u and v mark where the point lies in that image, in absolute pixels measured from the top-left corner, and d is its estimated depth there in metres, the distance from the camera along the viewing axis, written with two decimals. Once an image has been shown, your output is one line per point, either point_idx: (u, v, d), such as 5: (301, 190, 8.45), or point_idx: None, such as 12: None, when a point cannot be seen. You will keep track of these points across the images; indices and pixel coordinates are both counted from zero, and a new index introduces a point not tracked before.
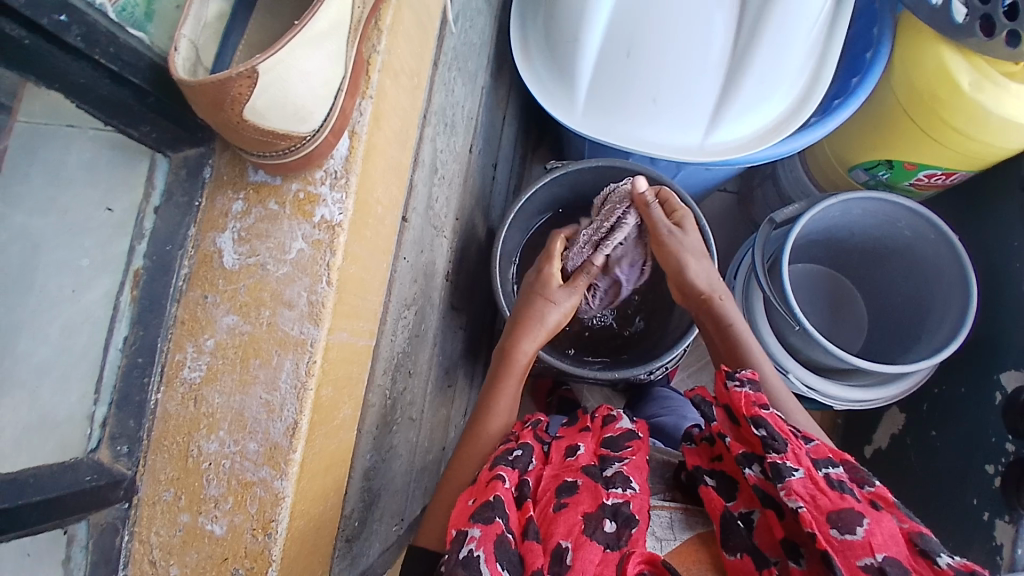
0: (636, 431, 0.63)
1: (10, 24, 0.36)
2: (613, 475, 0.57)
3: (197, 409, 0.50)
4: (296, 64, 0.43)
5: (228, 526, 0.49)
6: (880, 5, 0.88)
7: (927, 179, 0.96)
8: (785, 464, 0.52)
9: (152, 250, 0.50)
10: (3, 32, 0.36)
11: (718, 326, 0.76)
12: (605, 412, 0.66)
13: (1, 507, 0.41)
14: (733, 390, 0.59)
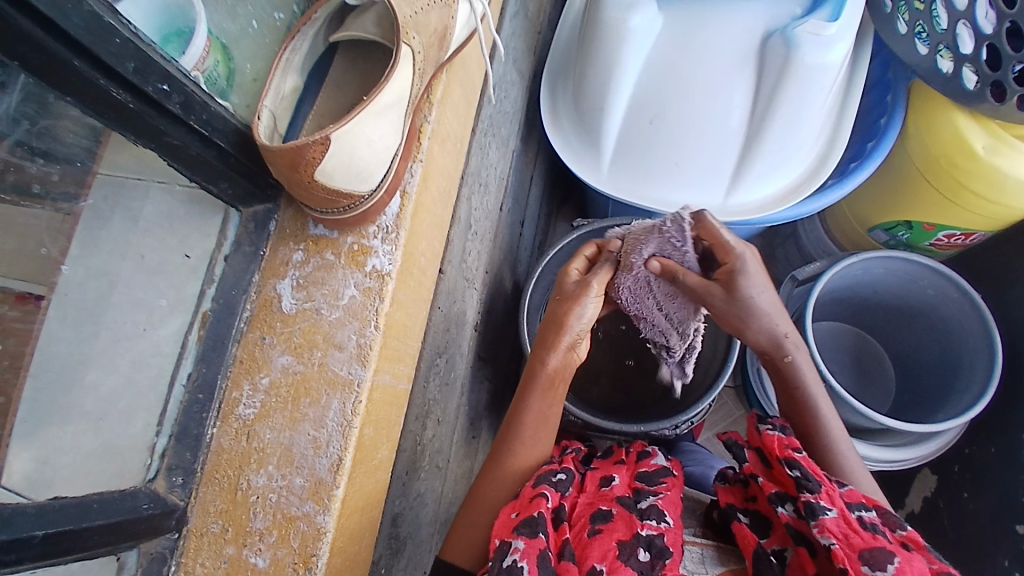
0: (670, 469, 0.66)
1: (118, 87, 0.42)
2: (648, 507, 0.59)
3: (249, 443, 0.53)
4: (361, 132, 0.49)
5: (270, 559, 0.52)
6: (894, 74, 0.93)
7: (947, 239, 0.98)
8: (818, 503, 0.53)
9: (221, 294, 0.54)
10: (110, 94, 0.41)
11: (784, 385, 0.71)
12: (640, 449, 0.69)
13: (67, 529, 0.44)
14: (767, 433, 0.60)
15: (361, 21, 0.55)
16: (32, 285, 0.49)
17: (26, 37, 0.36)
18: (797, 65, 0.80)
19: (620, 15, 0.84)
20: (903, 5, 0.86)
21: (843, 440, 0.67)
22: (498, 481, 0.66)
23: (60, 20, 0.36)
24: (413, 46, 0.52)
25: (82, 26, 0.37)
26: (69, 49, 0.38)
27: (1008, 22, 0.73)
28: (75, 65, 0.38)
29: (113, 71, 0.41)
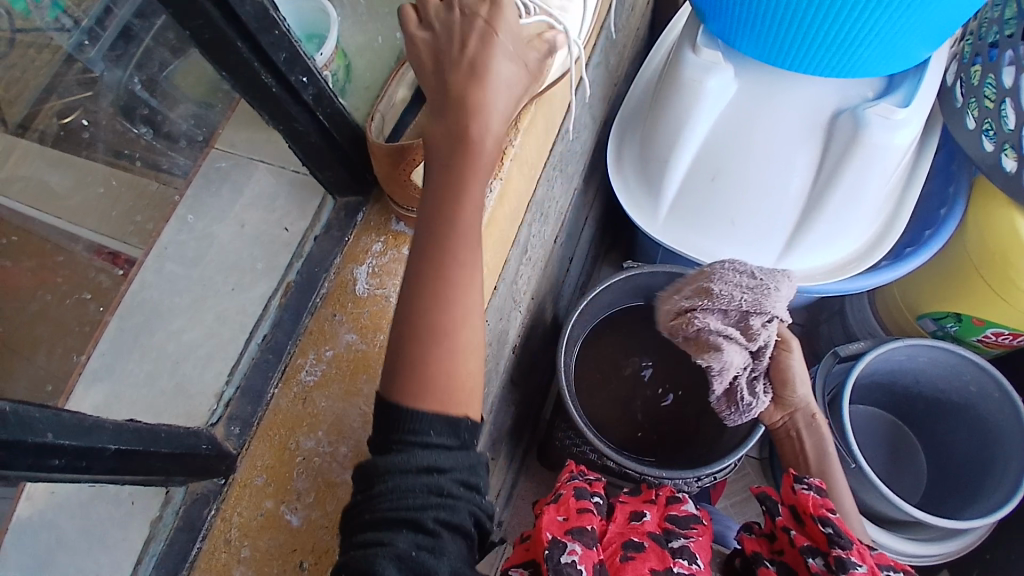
0: (699, 516, 0.68)
1: (268, 73, 0.48)
2: (680, 547, 0.63)
3: (304, 408, 0.57)
4: None
5: (304, 519, 0.55)
6: (958, 167, 0.96)
7: (994, 336, 0.98)
8: (850, 559, 0.55)
9: (305, 269, 0.60)
10: (261, 77, 0.48)
11: (816, 445, 0.78)
12: (670, 492, 0.71)
13: (138, 449, 0.47)
14: (802, 491, 0.61)
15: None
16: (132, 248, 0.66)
17: (205, 16, 0.42)
18: (863, 145, 0.83)
19: (698, 77, 0.87)
20: (973, 102, 0.89)
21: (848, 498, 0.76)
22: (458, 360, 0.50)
23: (237, 6, 0.43)
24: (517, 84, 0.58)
25: (254, 16, 0.44)
26: (237, 32, 0.45)
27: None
28: (240, 47, 0.45)
29: (267, 58, 0.47)
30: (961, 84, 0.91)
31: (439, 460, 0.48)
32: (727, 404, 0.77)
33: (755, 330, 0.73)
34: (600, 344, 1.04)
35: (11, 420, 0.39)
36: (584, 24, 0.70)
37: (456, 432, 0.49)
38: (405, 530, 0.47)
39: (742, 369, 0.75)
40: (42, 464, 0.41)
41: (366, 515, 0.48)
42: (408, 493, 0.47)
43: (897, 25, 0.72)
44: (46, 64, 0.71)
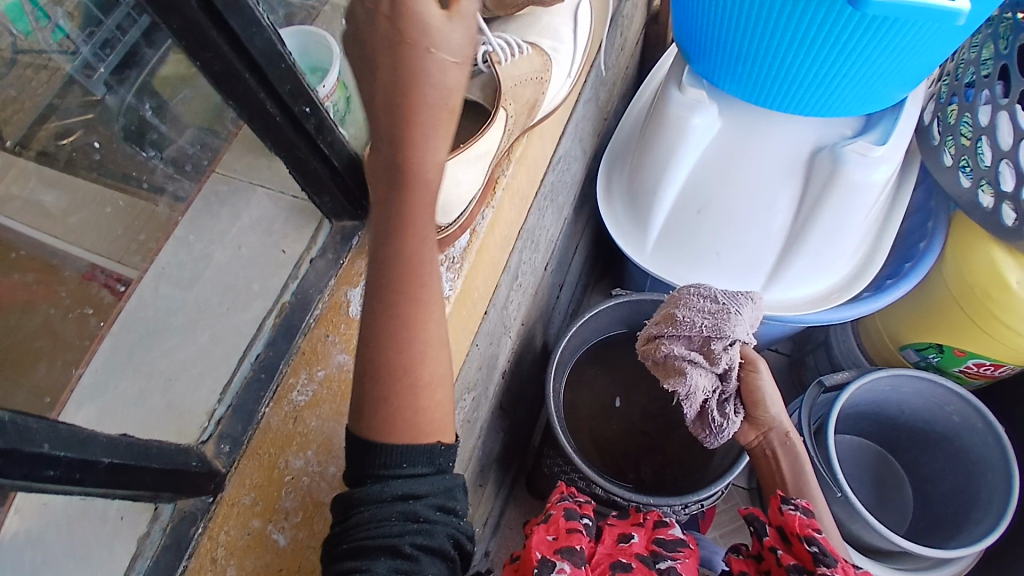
0: (686, 539, 0.69)
1: (273, 103, 0.51)
2: (667, 568, 0.63)
3: (295, 427, 0.59)
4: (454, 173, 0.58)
5: (289, 539, 0.58)
6: (936, 203, 0.99)
7: (976, 367, 1.00)
8: None
9: (300, 290, 0.62)
10: (266, 106, 0.51)
11: (793, 464, 0.74)
12: (657, 517, 0.71)
13: (129, 464, 0.48)
14: (788, 512, 0.63)
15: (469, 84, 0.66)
16: (128, 270, 0.65)
17: (216, 48, 0.45)
18: (842, 180, 0.86)
19: (684, 113, 0.91)
20: (949, 140, 0.93)
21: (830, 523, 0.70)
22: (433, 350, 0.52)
23: (246, 40, 0.45)
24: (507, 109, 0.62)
25: (261, 50, 0.46)
26: (245, 63, 0.47)
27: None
28: (246, 77, 0.48)
29: (272, 89, 0.50)
30: (938, 123, 0.96)
31: (413, 486, 0.51)
32: (703, 427, 0.78)
33: (716, 354, 0.74)
34: (589, 371, 1.05)
35: (9, 429, 0.40)
36: (575, 63, 0.74)
37: (432, 460, 0.52)
38: (384, 557, 0.48)
39: (713, 391, 0.76)
40: (36, 476, 0.42)
41: (345, 546, 0.50)
42: (385, 520, 0.49)
43: (874, 67, 0.76)
44: (42, 85, 0.70)
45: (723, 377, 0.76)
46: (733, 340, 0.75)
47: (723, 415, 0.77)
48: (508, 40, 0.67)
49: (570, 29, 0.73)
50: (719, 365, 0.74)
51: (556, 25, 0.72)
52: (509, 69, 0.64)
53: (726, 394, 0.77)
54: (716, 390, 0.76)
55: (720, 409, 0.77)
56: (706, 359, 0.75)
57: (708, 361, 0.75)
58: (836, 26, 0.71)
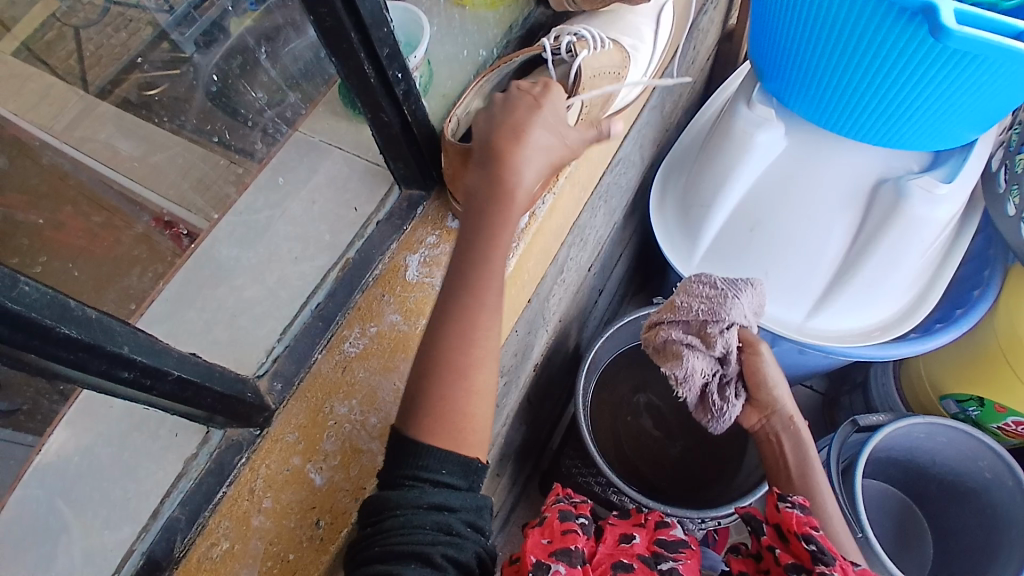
0: (688, 541, 0.69)
1: (370, 65, 0.55)
2: (669, 569, 0.63)
3: (343, 376, 0.61)
4: None
5: (326, 479, 0.59)
6: (994, 252, 0.97)
7: (1014, 426, 0.98)
8: None
9: (364, 249, 0.65)
10: (363, 67, 0.54)
11: (796, 447, 0.75)
12: (659, 518, 0.71)
13: (196, 380, 0.52)
14: (784, 509, 0.62)
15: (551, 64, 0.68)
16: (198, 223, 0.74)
17: (331, 7, 0.49)
18: (903, 215, 0.86)
19: (748, 130, 0.92)
20: (1015, 189, 0.90)
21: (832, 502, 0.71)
22: (477, 323, 0.53)
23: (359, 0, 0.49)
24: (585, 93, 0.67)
25: (369, 11, 0.50)
26: (352, 22, 0.51)
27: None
28: (351, 36, 0.52)
29: (372, 50, 0.53)
30: (1006, 170, 0.92)
31: (449, 498, 0.52)
32: (703, 412, 0.78)
33: (712, 337, 0.74)
34: (619, 376, 1.06)
35: (96, 325, 0.42)
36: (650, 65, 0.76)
37: (466, 473, 0.53)
38: (413, 564, 0.49)
39: (713, 376, 0.76)
40: (115, 374, 0.45)
41: (377, 548, 0.50)
42: (418, 528, 0.50)
43: (950, 104, 0.75)
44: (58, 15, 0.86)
45: (723, 360, 0.76)
46: (728, 325, 0.75)
47: (723, 400, 0.77)
48: (593, 33, 0.69)
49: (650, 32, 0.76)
50: (717, 347, 0.74)
51: (636, 28, 0.75)
52: (591, 59, 0.67)
53: (724, 382, 0.77)
54: (717, 373, 0.76)
55: (722, 394, 0.77)
56: (704, 344, 0.75)
57: (706, 345, 0.75)
58: (916, 56, 0.71)
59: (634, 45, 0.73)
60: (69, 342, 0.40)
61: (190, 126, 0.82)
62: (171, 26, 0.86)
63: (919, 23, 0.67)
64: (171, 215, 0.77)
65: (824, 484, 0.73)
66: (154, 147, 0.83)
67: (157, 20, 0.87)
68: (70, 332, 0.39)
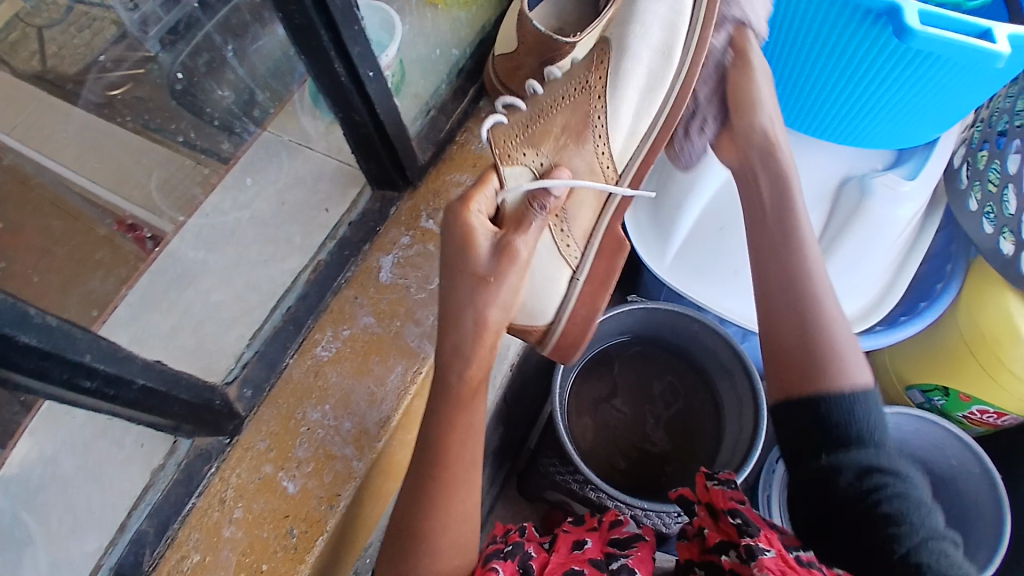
0: (640, 536, 0.69)
1: (340, 64, 0.54)
2: (619, 566, 0.64)
3: (315, 380, 0.60)
4: (542, 290, 0.58)
5: (299, 487, 0.57)
6: (955, 247, 0.99)
7: (979, 415, 1.01)
8: (756, 545, 0.50)
9: (335, 251, 0.65)
10: (333, 65, 0.53)
11: (759, 234, 0.64)
12: (612, 517, 0.72)
13: (161, 386, 0.50)
14: (712, 487, 0.57)
15: (524, 54, 0.67)
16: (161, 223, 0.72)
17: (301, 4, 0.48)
18: (867, 212, 0.86)
19: None
20: (977, 185, 0.92)
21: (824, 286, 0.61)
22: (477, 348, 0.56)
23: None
24: (523, 164, 0.54)
25: (341, 8, 0.49)
26: (322, 21, 0.50)
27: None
28: (322, 34, 0.51)
29: (343, 49, 0.52)
30: (968, 167, 0.95)
31: None
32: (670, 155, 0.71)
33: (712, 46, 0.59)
34: (598, 373, 1.06)
35: (56, 331, 0.40)
36: (677, 78, 0.57)
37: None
38: None
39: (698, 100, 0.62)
40: (76, 383, 0.43)
41: None
42: None
43: (913, 102, 0.77)
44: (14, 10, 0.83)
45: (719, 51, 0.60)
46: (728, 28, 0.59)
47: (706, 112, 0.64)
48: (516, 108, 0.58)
49: (660, 32, 0.56)
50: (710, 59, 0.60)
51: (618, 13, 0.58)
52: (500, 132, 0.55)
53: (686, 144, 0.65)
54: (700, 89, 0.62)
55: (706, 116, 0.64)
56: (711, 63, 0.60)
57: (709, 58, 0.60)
58: (881, 51, 0.72)
59: (618, 72, 0.56)
60: (30, 351, 0.38)
61: (156, 126, 0.80)
62: (134, 23, 0.81)
63: (883, 24, 0.69)
64: (134, 219, 0.72)
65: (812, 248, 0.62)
66: (116, 146, 0.80)
67: (118, 17, 0.81)
68: (31, 339, 0.38)
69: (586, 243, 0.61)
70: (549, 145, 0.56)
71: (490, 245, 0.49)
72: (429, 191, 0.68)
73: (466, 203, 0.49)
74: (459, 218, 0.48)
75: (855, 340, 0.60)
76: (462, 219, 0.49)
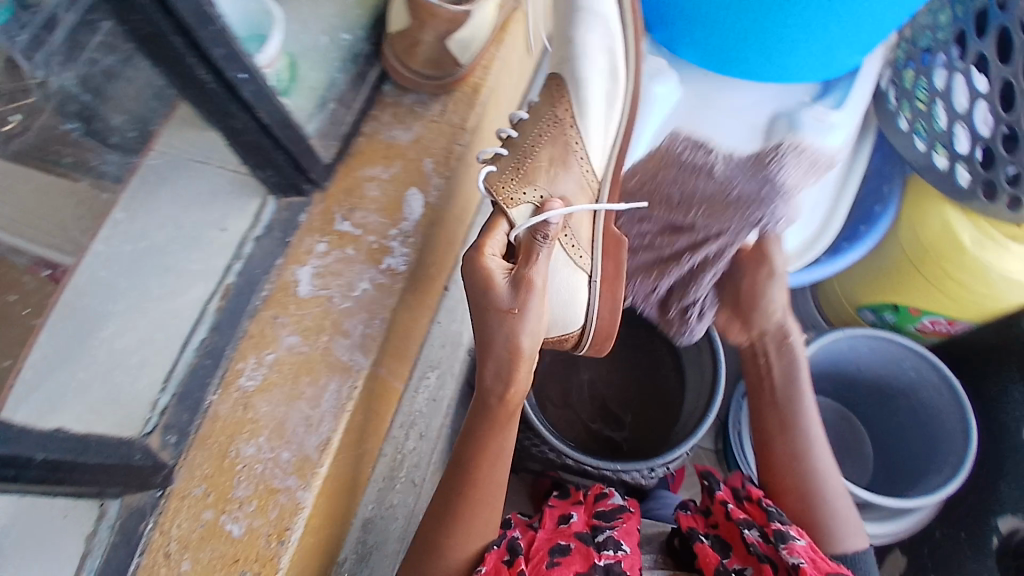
0: (626, 507, 0.68)
1: (203, 70, 0.47)
2: (605, 539, 0.62)
3: (244, 414, 0.56)
4: (568, 298, 0.65)
5: (246, 528, 0.53)
6: (891, 167, 0.98)
7: (931, 325, 1.01)
8: (789, 531, 0.61)
9: (244, 271, 0.58)
10: (195, 73, 0.47)
11: (784, 428, 0.76)
12: (598, 490, 0.71)
13: (62, 458, 0.45)
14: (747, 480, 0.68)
15: (418, 28, 0.62)
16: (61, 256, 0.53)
17: (142, 10, 0.41)
18: (801, 146, 0.85)
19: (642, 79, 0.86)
20: (906, 104, 0.91)
21: (829, 477, 0.73)
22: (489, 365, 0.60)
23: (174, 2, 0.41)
24: (524, 203, 0.62)
25: (191, 11, 0.43)
26: (172, 27, 0.43)
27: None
28: (174, 41, 0.44)
29: (204, 54, 0.46)
30: (894, 88, 0.93)
31: None
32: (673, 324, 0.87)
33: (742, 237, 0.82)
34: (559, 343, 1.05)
35: None
36: (627, 92, 0.70)
37: None
38: None
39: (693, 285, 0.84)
40: None
41: None
42: None
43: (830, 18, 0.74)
44: None
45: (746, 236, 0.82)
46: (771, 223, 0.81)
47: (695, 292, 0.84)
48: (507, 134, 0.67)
49: (604, 61, 0.68)
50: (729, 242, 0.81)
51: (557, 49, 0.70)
52: (492, 176, 0.63)
53: (696, 281, 0.83)
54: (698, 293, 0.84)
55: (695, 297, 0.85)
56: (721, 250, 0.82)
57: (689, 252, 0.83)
58: None
59: (581, 106, 0.67)
60: None
61: None
62: None
63: None
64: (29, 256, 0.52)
65: (810, 403, 0.78)
66: None
67: None
68: None
69: (592, 249, 0.68)
70: (541, 177, 0.64)
71: (503, 279, 0.57)
72: (340, 190, 0.63)
73: (479, 249, 0.57)
74: (477, 265, 0.56)
75: (855, 513, 0.72)
76: (479, 264, 0.57)
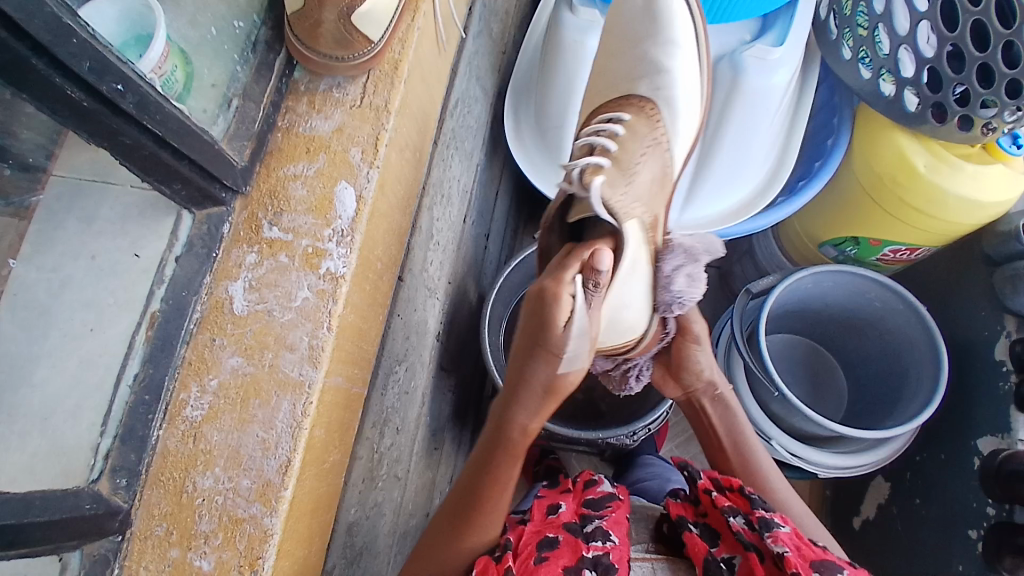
0: (615, 495, 0.66)
1: (73, 87, 0.43)
2: (593, 529, 0.60)
3: (196, 446, 0.53)
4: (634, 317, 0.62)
5: (215, 562, 0.51)
6: (839, 99, 0.96)
7: (892, 254, 1.00)
8: (773, 519, 0.59)
9: (170, 295, 0.55)
10: (66, 93, 0.43)
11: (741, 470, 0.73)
12: (587, 477, 0.69)
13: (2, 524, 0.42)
14: None
15: (317, 6, 0.59)
16: None
17: None
18: (744, 89, 0.84)
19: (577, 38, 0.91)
20: (847, 33, 0.89)
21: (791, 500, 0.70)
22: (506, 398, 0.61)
23: (25, 21, 0.38)
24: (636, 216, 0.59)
25: (44, 28, 0.39)
26: (28, 47, 0.39)
27: (972, 20, 0.73)
28: (34, 64, 0.40)
29: (69, 71, 0.42)
30: (835, 16, 0.91)
31: None
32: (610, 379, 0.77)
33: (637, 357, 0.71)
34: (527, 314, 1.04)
35: None
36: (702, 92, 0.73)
37: None
38: None
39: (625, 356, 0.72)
40: None
41: None
42: None
43: None
44: None
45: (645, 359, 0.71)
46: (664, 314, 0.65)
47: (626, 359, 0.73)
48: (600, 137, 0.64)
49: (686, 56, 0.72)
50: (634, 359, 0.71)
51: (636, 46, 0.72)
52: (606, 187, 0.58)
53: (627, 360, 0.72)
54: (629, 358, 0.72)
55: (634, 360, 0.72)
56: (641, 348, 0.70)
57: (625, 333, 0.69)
58: None
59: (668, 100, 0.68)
60: None
61: None
62: None
63: None
64: None
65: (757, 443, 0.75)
66: None
67: None
68: None
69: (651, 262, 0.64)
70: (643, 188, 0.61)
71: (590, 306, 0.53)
72: (263, 195, 0.59)
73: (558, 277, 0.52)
74: (551, 297, 0.51)
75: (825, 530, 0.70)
76: (555, 301, 0.51)
